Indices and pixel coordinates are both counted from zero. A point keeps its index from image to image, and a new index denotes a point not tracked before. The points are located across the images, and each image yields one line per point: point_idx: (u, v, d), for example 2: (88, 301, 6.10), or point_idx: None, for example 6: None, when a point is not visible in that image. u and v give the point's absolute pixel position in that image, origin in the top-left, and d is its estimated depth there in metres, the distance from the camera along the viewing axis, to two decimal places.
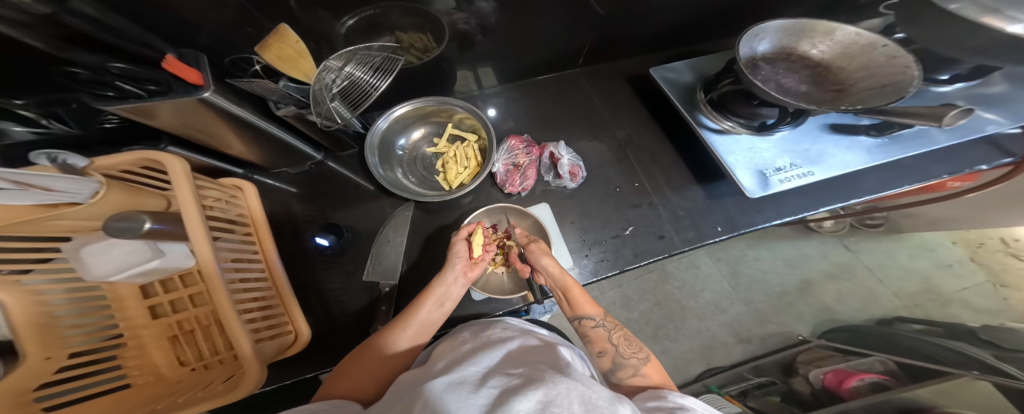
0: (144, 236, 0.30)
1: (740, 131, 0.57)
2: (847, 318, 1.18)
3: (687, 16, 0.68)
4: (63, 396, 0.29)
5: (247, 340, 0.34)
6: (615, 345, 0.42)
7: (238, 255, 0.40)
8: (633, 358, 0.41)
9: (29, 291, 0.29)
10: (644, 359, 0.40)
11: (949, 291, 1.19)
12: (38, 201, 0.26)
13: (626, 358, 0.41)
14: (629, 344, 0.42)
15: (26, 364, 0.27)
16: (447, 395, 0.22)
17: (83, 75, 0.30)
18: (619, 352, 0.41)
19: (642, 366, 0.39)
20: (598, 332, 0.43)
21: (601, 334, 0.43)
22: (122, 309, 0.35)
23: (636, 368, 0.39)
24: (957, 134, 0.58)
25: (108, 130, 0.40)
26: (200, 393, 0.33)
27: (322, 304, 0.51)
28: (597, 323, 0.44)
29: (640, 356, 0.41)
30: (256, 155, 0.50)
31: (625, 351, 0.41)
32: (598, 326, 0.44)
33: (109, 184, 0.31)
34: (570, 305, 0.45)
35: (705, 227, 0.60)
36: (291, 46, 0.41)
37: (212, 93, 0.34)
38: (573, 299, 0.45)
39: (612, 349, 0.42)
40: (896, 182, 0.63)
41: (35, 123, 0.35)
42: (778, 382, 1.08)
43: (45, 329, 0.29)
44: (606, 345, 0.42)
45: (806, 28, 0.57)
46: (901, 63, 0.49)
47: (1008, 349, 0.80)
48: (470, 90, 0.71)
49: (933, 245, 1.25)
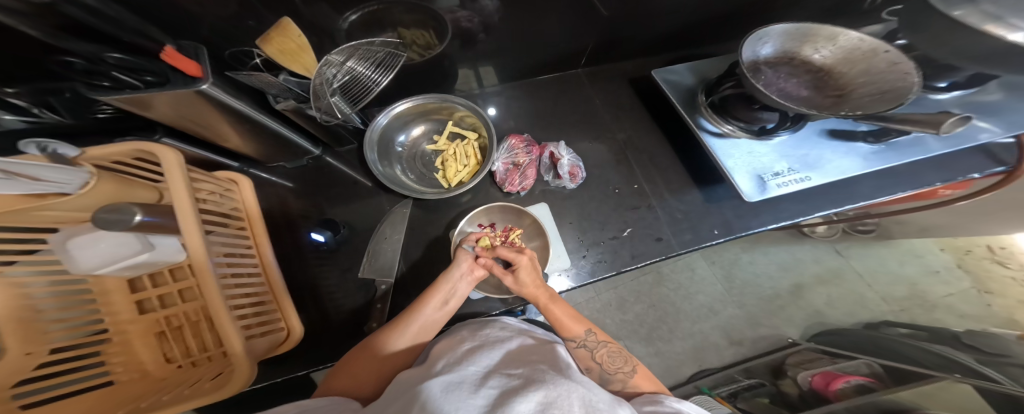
0: (135, 228, 0.29)
1: (740, 135, 0.57)
2: (836, 321, 1.21)
3: (691, 18, 0.68)
4: (42, 394, 0.29)
5: (237, 337, 0.33)
6: (600, 363, 0.42)
7: (230, 250, 0.40)
8: (619, 373, 0.40)
9: (14, 283, 0.29)
10: (630, 372, 0.40)
11: (936, 296, 1.22)
12: (27, 191, 0.25)
13: (613, 373, 0.40)
14: (613, 360, 0.41)
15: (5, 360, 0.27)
16: (445, 396, 0.22)
17: (78, 64, 0.29)
18: (604, 369, 0.41)
19: (631, 379, 0.39)
20: (581, 352, 0.43)
21: (585, 354, 0.43)
22: (109, 303, 0.35)
23: (624, 383, 0.39)
24: (953, 143, 0.58)
25: (104, 120, 0.39)
26: (186, 391, 0.33)
27: (316, 301, 0.51)
28: (579, 344, 0.43)
29: (627, 370, 0.40)
30: (253, 148, 0.49)
31: (610, 368, 0.41)
32: (581, 346, 0.43)
33: (99, 175, 0.30)
34: (556, 325, 0.44)
35: (702, 230, 0.60)
36: (293, 40, 0.40)
37: (211, 84, 0.33)
38: (555, 318, 0.44)
39: (598, 367, 0.41)
40: (890, 189, 0.64)
41: (26, 112, 0.34)
42: (767, 384, 1.10)
43: (27, 324, 0.29)
44: (592, 363, 0.42)
45: (809, 33, 0.58)
46: (902, 70, 0.50)
47: (991, 353, 0.85)
48: (470, 88, 0.71)
49: (922, 251, 1.27)
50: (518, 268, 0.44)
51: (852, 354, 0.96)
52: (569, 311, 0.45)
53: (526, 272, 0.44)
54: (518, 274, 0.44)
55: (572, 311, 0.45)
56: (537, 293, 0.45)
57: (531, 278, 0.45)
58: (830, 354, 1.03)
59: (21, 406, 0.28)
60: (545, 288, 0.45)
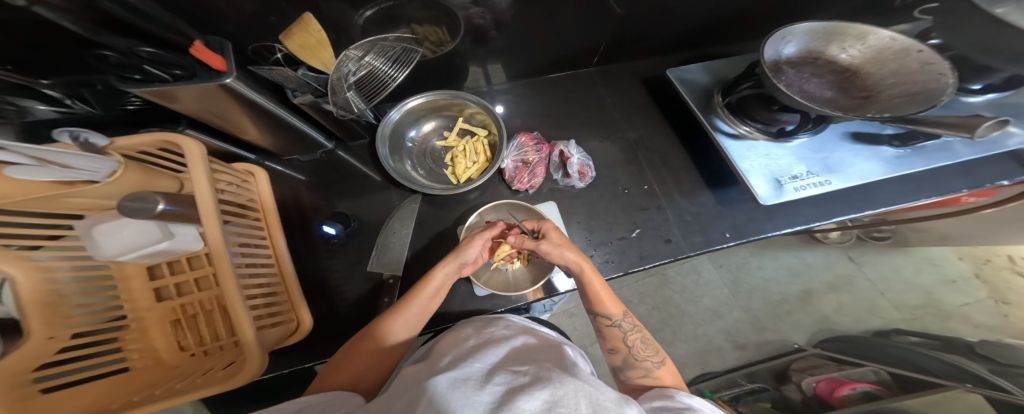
0: (157, 217, 0.30)
1: (757, 136, 0.56)
2: (845, 328, 1.19)
3: (709, 16, 0.66)
4: (62, 377, 0.30)
5: (249, 327, 0.34)
6: (629, 346, 0.42)
7: (245, 240, 0.41)
8: (646, 361, 0.41)
9: (40, 267, 0.31)
10: (657, 363, 0.40)
11: (951, 306, 1.19)
12: (59, 178, 0.26)
13: (637, 360, 0.41)
14: (644, 347, 0.42)
15: (27, 344, 0.29)
16: (452, 391, 0.23)
17: (113, 58, 0.31)
18: (632, 353, 0.42)
19: (655, 370, 0.40)
20: (613, 331, 0.44)
21: (617, 334, 0.44)
22: (127, 290, 0.37)
23: (648, 371, 0.40)
24: (981, 149, 0.56)
25: (132, 112, 0.40)
26: (199, 379, 0.34)
27: (326, 294, 0.52)
28: (613, 323, 0.44)
29: (654, 359, 0.41)
30: (269, 141, 0.50)
31: (639, 354, 0.42)
32: (615, 325, 0.44)
33: (127, 165, 0.30)
34: (592, 301, 0.44)
35: (713, 233, 0.60)
36: (313, 35, 0.40)
37: (234, 78, 0.34)
38: (593, 294, 0.44)
39: (625, 349, 0.43)
40: (911, 195, 0.62)
41: (58, 103, 0.35)
42: (770, 389, 1.09)
43: (51, 308, 0.31)
44: (619, 345, 0.43)
45: (836, 31, 0.55)
46: (936, 70, 0.48)
47: (1006, 364, 0.83)
48: (480, 86, 0.70)
49: (939, 259, 1.24)
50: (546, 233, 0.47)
51: (858, 360, 0.96)
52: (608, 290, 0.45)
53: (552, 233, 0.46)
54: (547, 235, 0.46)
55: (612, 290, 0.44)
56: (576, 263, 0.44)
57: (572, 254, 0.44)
58: (837, 361, 1.02)
59: (42, 388, 0.29)
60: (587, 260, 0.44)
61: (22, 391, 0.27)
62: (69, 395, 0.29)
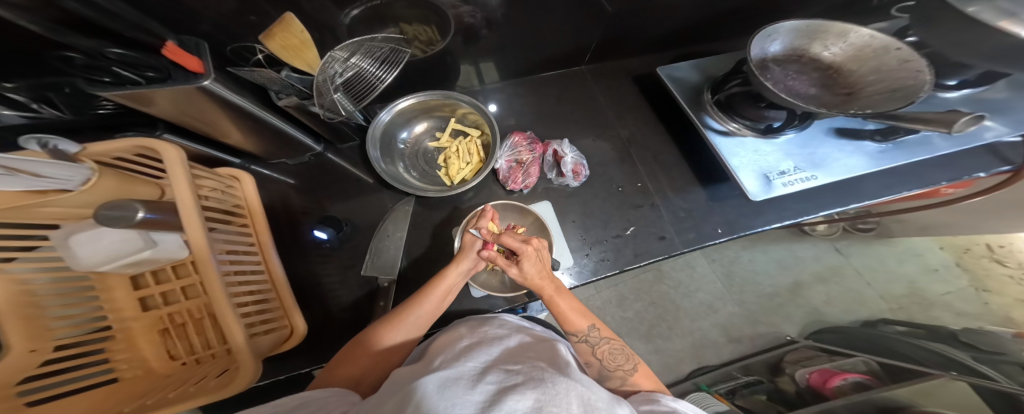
0: (137, 225, 0.29)
1: (745, 133, 0.57)
2: (835, 319, 1.21)
3: (699, 14, 0.67)
4: (47, 391, 0.29)
5: (240, 334, 0.33)
6: (600, 359, 0.42)
7: (232, 246, 0.40)
8: (619, 370, 0.41)
9: (14, 279, 0.29)
10: (630, 370, 0.40)
11: (935, 294, 1.22)
12: (28, 187, 0.25)
13: (612, 370, 0.41)
14: (614, 357, 0.42)
15: (6, 359, 0.27)
16: (440, 392, 0.22)
17: (79, 60, 0.29)
18: (604, 366, 0.41)
19: (630, 377, 0.40)
20: (582, 347, 0.43)
21: (586, 349, 0.43)
22: (110, 300, 0.35)
23: (622, 380, 0.40)
24: (960, 142, 0.58)
25: (104, 116, 0.39)
26: (191, 388, 0.33)
27: (319, 299, 0.51)
28: (582, 338, 0.43)
29: (627, 367, 0.41)
30: (255, 144, 0.49)
31: (610, 364, 0.41)
32: (583, 341, 0.43)
33: (101, 172, 0.29)
34: (560, 320, 0.43)
35: (705, 229, 0.60)
36: (296, 35, 0.39)
37: (213, 81, 0.33)
38: (559, 310, 0.43)
39: (598, 363, 0.42)
40: (895, 188, 0.63)
41: (25, 107, 0.33)
42: (764, 382, 1.06)
43: (32, 321, 0.29)
44: (591, 358, 0.42)
45: (819, 30, 0.56)
46: (914, 67, 0.49)
47: (987, 351, 0.85)
48: (471, 85, 0.70)
49: (921, 249, 1.28)
50: (524, 258, 0.42)
51: (849, 351, 0.97)
52: (574, 304, 0.44)
53: (530, 263, 0.42)
54: (522, 265, 0.42)
55: (577, 304, 0.44)
56: (540, 283, 0.43)
57: (536, 269, 0.42)
58: (828, 351, 1.02)
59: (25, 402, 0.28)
60: (550, 278, 0.44)
61: (6, 405, 0.26)
62: (59, 407, 0.28)
